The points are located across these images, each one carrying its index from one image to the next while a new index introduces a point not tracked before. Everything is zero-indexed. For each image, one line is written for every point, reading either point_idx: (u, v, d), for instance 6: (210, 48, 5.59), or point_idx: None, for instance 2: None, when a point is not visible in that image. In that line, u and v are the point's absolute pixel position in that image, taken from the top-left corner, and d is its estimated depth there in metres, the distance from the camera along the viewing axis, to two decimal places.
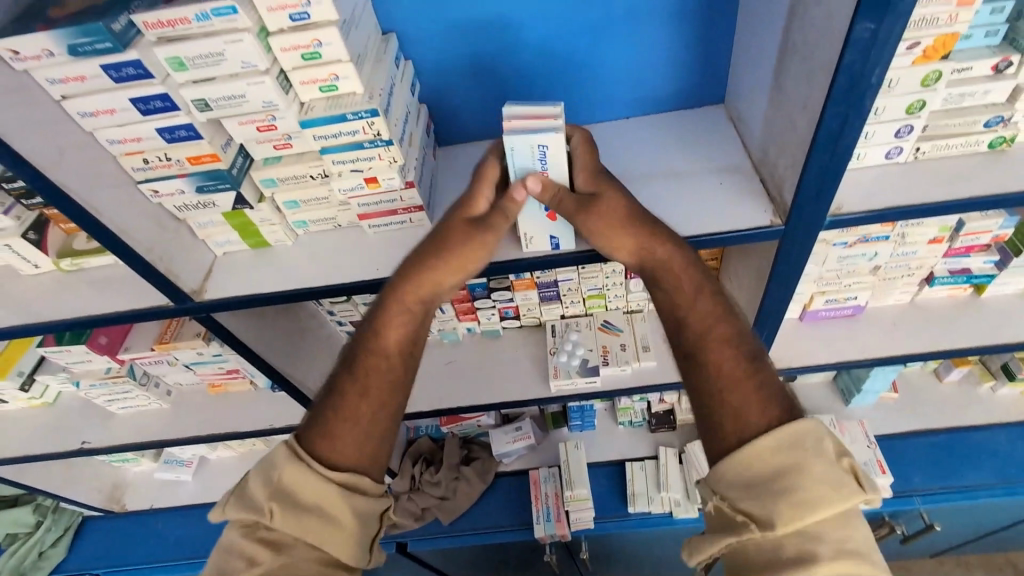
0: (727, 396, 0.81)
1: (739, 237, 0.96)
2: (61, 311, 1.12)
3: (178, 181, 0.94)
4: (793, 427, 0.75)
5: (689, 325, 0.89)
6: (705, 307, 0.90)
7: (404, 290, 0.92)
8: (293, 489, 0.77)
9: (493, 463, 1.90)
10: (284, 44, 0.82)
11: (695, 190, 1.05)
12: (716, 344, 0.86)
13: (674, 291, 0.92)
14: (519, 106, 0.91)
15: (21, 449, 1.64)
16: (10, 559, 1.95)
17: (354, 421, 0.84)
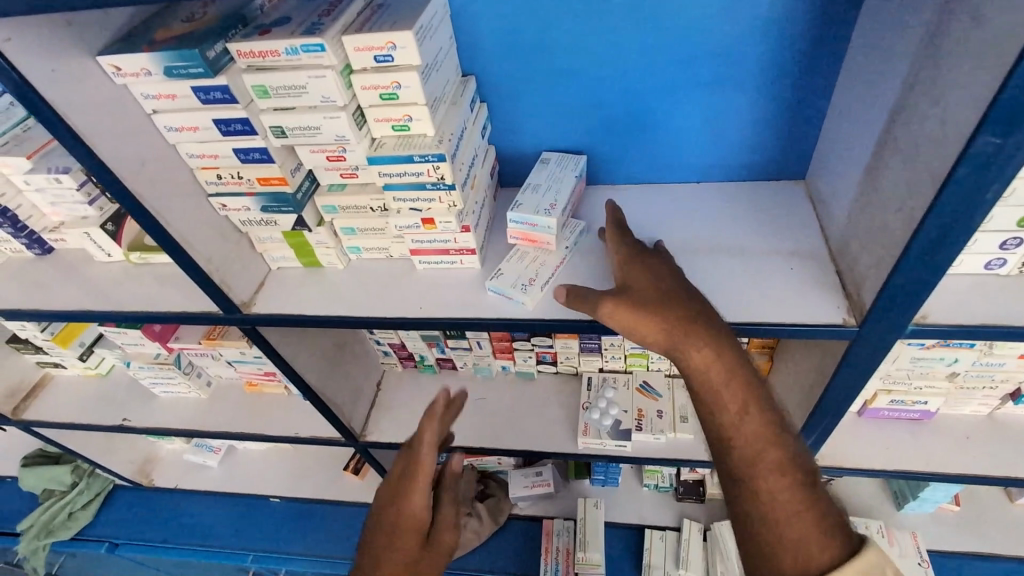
0: (777, 521, 0.80)
1: (804, 333, 0.89)
2: (123, 302, 1.17)
3: (245, 199, 0.96)
4: (849, 566, 0.74)
5: (734, 442, 0.87)
6: (752, 426, 0.87)
7: (393, 516, 1.07)
8: None
9: (508, 504, 1.86)
10: (364, 83, 0.83)
11: (762, 272, 0.98)
12: (768, 470, 0.84)
13: (718, 401, 0.88)
14: (517, 225, 1.04)
15: (71, 415, 1.73)
16: (43, 514, 2.06)
17: None
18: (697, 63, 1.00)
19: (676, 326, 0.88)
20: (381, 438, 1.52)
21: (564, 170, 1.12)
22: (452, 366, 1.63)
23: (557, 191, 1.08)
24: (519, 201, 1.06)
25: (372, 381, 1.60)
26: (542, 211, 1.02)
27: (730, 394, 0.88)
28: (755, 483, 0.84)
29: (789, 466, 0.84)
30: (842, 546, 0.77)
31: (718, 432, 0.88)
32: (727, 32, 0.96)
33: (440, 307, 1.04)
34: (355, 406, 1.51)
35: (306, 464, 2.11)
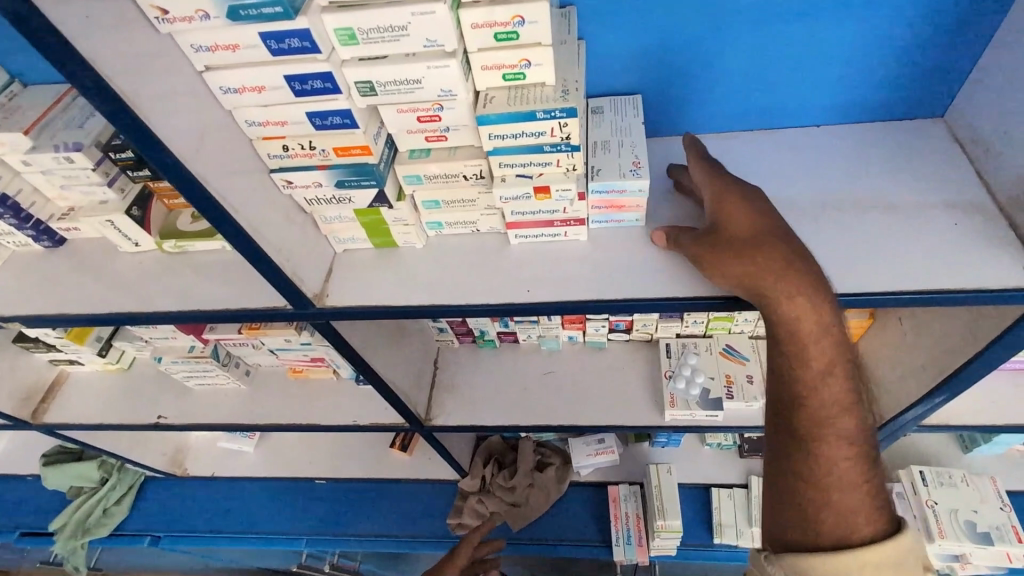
0: (832, 485, 0.75)
1: (979, 299, 0.78)
2: (163, 300, 1.01)
3: (317, 173, 0.79)
4: (892, 545, 0.71)
5: (810, 400, 0.78)
6: (835, 390, 0.77)
7: None
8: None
9: (569, 472, 1.81)
10: (477, 20, 0.65)
11: (920, 230, 0.85)
12: (837, 436, 0.77)
13: (802, 354, 0.78)
14: (601, 195, 0.88)
15: (98, 414, 1.59)
16: (77, 513, 1.97)
17: None
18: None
19: (766, 279, 0.77)
20: (447, 420, 1.42)
21: (625, 118, 0.96)
22: (512, 340, 1.51)
23: (631, 144, 0.92)
24: (593, 164, 0.88)
25: (429, 360, 1.49)
26: (629, 175, 0.86)
27: (815, 345, 0.77)
28: (817, 443, 0.77)
29: (859, 437, 0.77)
30: (887, 525, 0.74)
31: (792, 385, 0.79)
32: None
33: (550, 288, 0.90)
34: (417, 389, 1.40)
35: (348, 444, 2.01)
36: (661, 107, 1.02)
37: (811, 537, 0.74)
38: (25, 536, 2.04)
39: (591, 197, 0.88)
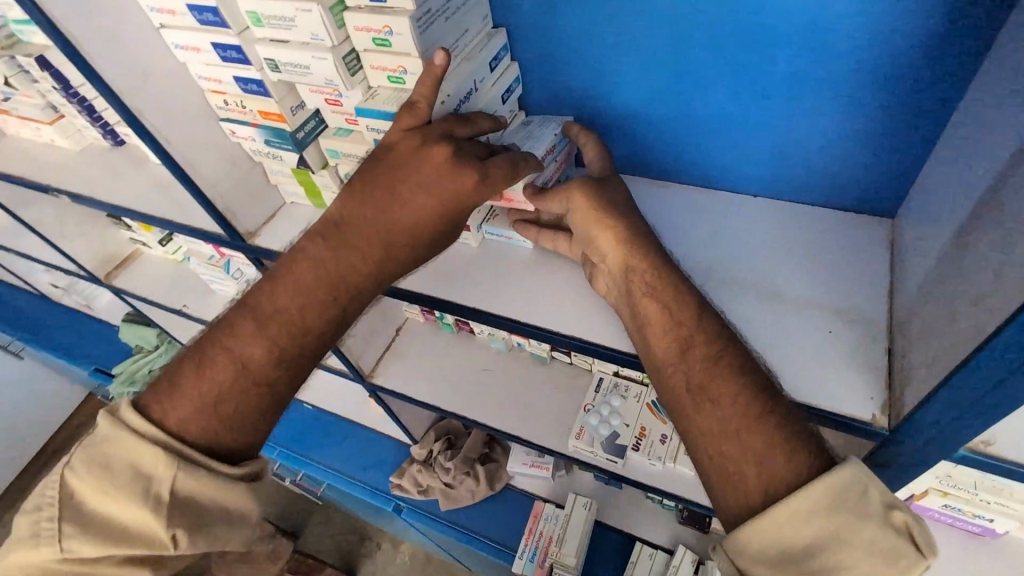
0: (724, 435, 0.64)
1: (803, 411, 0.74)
2: (161, 209, 1.24)
3: (250, 129, 0.94)
4: (820, 477, 0.59)
5: (674, 356, 0.72)
6: (693, 332, 0.72)
7: (368, 195, 0.75)
8: (359, 226, 0.75)
9: (503, 473, 1.87)
10: (357, 24, 0.74)
11: (789, 327, 0.81)
12: (712, 378, 0.68)
13: (650, 331, 0.75)
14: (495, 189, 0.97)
15: (148, 290, 1.95)
16: (130, 366, 2.41)
17: (374, 217, 0.75)
18: (772, 52, 0.79)
19: (616, 250, 0.82)
20: (386, 381, 1.56)
21: (541, 129, 0.96)
22: (468, 330, 1.59)
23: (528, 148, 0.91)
24: None
25: (391, 326, 1.62)
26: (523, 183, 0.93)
27: (661, 299, 0.76)
28: (694, 397, 0.68)
29: (739, 368, 0.68)
30: (809, 458, 0.61)
31: (653, 349, 0.74)
32: (815, 15, 0.73)
33: (434, 283, 1.01)
34: (367, 347, 1.54)
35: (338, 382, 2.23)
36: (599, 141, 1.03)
37: (740, 508, 0.62)
38: (97, 371, 2.54)
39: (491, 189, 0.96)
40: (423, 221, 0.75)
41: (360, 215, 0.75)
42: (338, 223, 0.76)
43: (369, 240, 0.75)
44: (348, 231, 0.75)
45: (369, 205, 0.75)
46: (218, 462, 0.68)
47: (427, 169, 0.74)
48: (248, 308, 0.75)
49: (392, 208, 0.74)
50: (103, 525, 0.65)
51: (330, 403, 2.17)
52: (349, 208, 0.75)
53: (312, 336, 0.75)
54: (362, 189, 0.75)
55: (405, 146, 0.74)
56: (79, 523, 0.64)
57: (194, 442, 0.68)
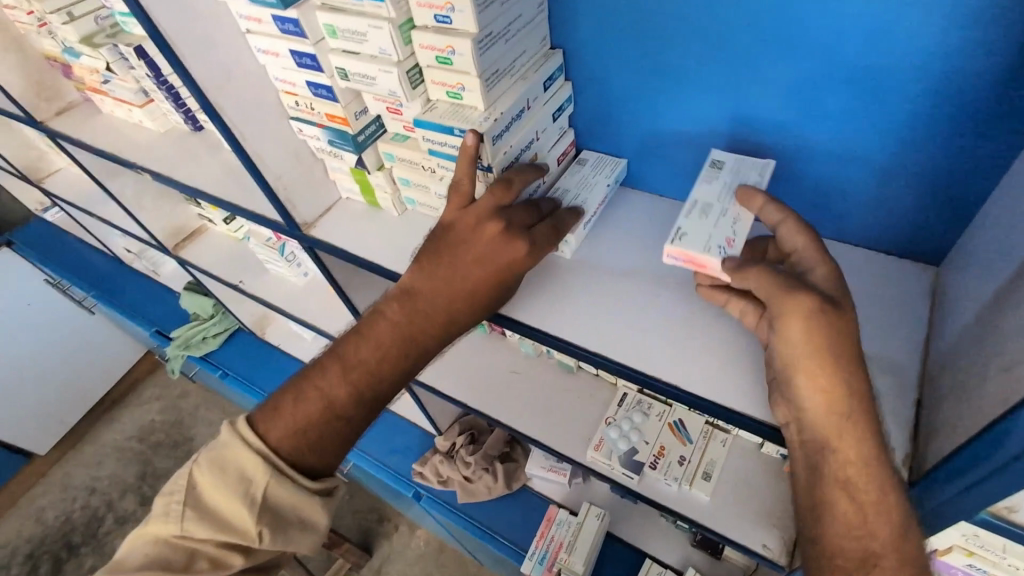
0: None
1: None
2: (228, 194, 1.34)
3: (316, 129, 1.01)
4: None
5: (836, 489, 0.65)
6: (866, 473, 0.64)
7: (444, 257, 0.81)
8: (435, 285, 0.80)
9: (522, 474, 1.92)
10: (422, 42, 0.79)
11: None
12: (868, 521, 0.64)
13: (828, 465, 0.65)
14: (683, 250, 0.78)
15: (209, 263, 2.10)
16: (187, 331, 2.59)
17: (449, 278, 0.80)
18: (825, 98, 0.80)
19: None
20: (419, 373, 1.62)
21: (595, 176, 1.06)
22: (500, 333, 1.64)
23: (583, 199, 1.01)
24: None
25: None
26: (716, 249, 0.77)
27: (850, 434, 0.64)
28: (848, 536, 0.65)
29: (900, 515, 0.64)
30: None
31: (817, 479, 0.67)
32: (871, 66, 0.74)
33: None
34: None
35: None
36: (647, 163, 1.06)
37: None
38: (157, 333, 2.72)
39: (677, 252, 0.79)
40: (489, 280, 0.80)
41: (438, 274, 0.80)
42: (417, 280, 0.81)
43: (444, 297, 0.80)
44: (425, 288, 0.80)
45: (446, 267, 0.80)
46: (302, 478, 0.76)
47: (489, 236, 0.79)
48: (334, 351, 0.81)
49: (466, 269, 0.79)
50: (210, 518, 0.74)
51: None
52: (426, 269, 0.81)
53: (387, 379, 0.80)
54: (442, 252, 0.81)
55: (468, 219, 0.81)
56: (196, 512, 0.74)
57: (285, 456, 0.76)
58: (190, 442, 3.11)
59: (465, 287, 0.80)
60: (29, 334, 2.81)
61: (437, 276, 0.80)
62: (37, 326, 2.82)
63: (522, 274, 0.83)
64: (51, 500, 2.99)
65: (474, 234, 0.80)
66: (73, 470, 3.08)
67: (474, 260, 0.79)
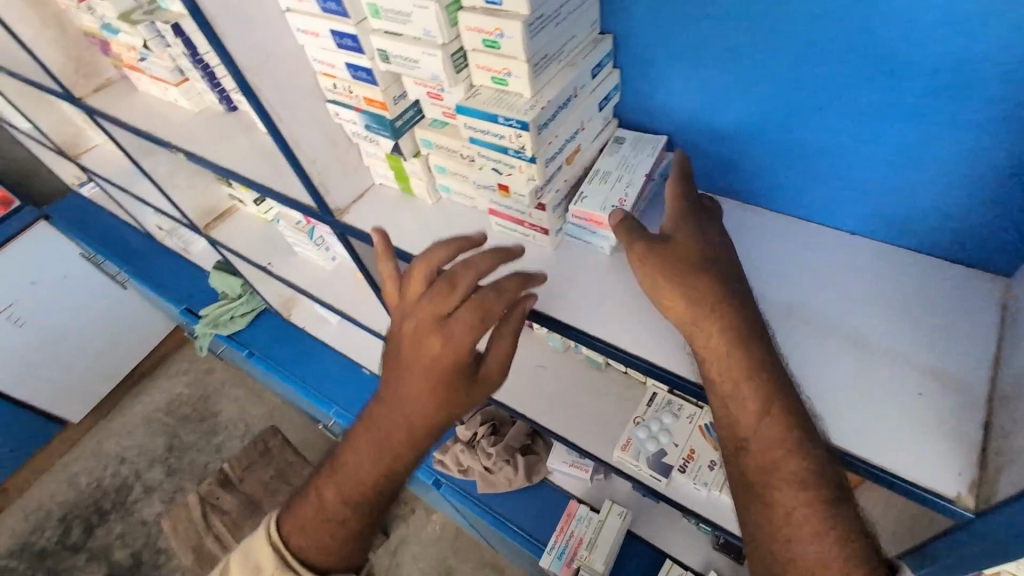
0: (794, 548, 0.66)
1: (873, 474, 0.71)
2: (261, 176, 1.33)
3: (354, 113, 0.99)
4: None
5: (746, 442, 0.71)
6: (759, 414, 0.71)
7: (394, 362, 0.86)
8: (394, 388, 0.86)
9: (543, 467, 1.90)
10: (469, 24, 0.76)
11: (809, 353, 0.81)
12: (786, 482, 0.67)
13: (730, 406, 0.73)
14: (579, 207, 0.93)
15: (238, 244, 2.11)
16: (216, 310, 2.62)
17: (401, 381, 0.85)
18: (833, 89, 0.78)
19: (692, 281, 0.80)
20: None
21: (637, 156, 0.98)
22: (527, 325, 1.61)
23: (628, 181, 0.95)
24: (582, 192, 0.95)
25: None
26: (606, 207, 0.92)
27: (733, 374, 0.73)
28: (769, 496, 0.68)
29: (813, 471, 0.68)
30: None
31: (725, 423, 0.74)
32: (879, 52, 0.72)
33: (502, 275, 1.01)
34: None
35: None
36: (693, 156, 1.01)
37: None
38: (186, 310, 2.76)
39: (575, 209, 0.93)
40: (430, 381, 0.83)
41: (393, 381, 0.86)
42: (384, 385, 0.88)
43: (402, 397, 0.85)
44: (388, 392, 0.87)
45: (397, 374, 0.85)
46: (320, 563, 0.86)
47: (421, 340, 0.83)
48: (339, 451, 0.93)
49: (410, 374, 0.84)
50: None
51: None
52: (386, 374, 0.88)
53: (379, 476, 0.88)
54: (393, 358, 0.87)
55: (408, 324, 0.83)
56: None
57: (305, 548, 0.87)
58: (215, 419, 3.17)
59: (416, 390, 0.83)
60: (64, 308, 2.88)
61: (393, 381, 0.86)
62: (72, 301, 2.90)
63: (467, 365, 0.84)
64: (83, 468, 3.09)
65: (412, 340, 0.84)
66: (104, 439, 3.18)
67: (416, 364, 0.83)
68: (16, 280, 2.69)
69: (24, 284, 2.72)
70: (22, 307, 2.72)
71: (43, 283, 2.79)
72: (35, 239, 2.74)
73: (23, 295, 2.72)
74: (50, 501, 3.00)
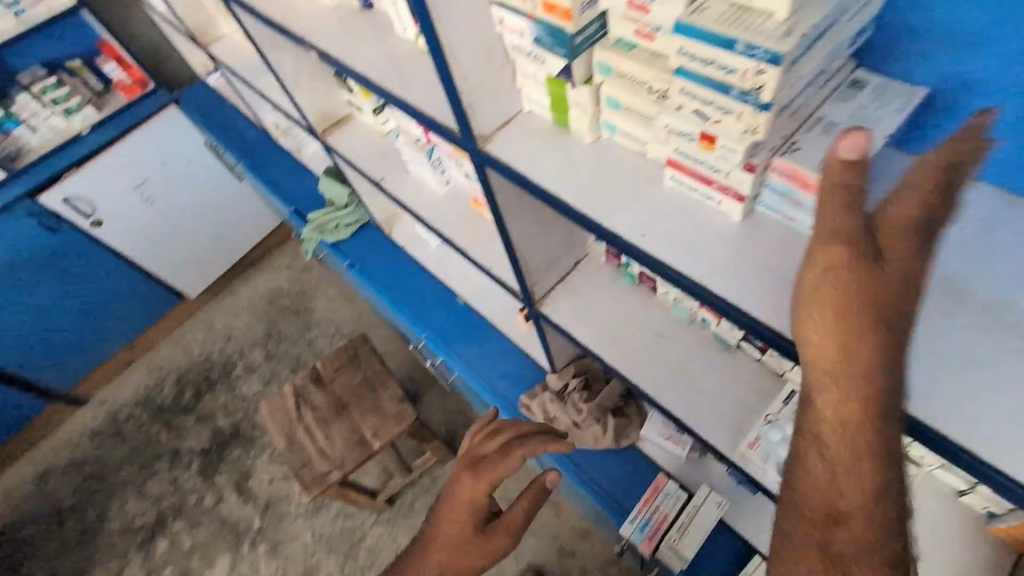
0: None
1: None
2: (393, 85, 1.21)
3: (524, 22, 0.82)
4: None
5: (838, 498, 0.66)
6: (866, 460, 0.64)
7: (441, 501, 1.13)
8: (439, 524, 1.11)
9: (633, 433, 1.81)
10: None
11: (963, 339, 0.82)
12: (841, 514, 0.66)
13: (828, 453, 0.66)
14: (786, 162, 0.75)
15: (353, 154, 2.05)
16: (322, 216, 2.65)
17: (452, 522, 1.09)
18: None
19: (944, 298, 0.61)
20: (555, 314, 1.49)
21: (879, 108, 0.78)
22: (649, 287, 1.45)
23: (858, 137, 0.77)
24: (795, 141, 0.77)
25: (573, 258, 1.52)
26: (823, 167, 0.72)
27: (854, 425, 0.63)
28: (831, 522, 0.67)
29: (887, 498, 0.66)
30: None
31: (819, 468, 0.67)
32: None
33: (668, 240, 0.84)
34: (547, 272, 1.47)
35: (488, 287, 2.23)
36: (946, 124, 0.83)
37: None
38: (295, 213, 2.82)
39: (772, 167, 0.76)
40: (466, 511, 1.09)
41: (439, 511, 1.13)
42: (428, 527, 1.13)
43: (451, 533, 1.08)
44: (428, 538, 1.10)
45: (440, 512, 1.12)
46: None
47: (464, 477, 1.11)
48: None
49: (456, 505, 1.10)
50: None
51: (481, 304, 2.22)
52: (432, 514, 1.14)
53: None
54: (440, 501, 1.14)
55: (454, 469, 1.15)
56: None
57: None
58: (310, 314, 3.36)
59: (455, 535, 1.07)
60: (187, 191, 3.07)
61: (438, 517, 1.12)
62: (194, 186, 3.07)
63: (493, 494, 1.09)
64: (195, 338, 3.40)
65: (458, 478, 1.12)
66: (212, 316, 3.46)
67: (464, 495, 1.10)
68: (148, 158, 2.87)
69: (155, 164, 2.90)
70: (153, 185, 2.93)
71: (171, 165, 2.95)
72: (166, 121, 2.86)
73: (154, 173, 2.91)
74: (163, 363, 3.33)
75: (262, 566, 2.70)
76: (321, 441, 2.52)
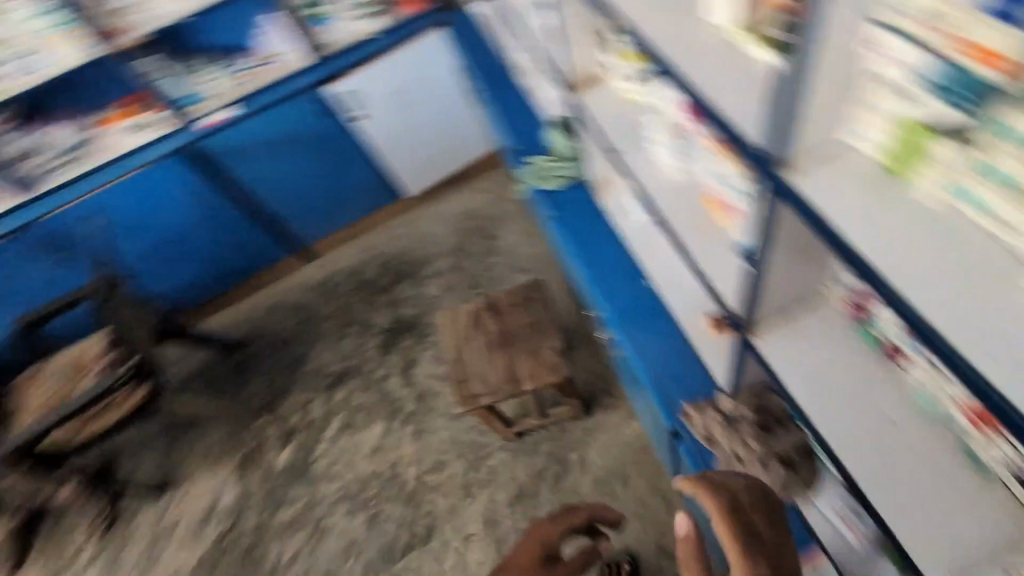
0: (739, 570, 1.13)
1: None
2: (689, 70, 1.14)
3: (922, 62, 0.84)
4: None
5: None
6: None
7: None
8: None
9: (799, 490, 1.62)
10: None
11: None
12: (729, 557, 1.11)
13: None
14: None
15: (598, 116, 2.02)
16: (543, 163, 2.71)
17: None
18: None
19: None
20: (763, 348, 1.33)
21: None
22: (893, 357, 1.25)
23: None
24: None
25: (809, 288, 1.33)
26: None
27: None
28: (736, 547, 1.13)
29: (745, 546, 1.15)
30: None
31: None
32: None
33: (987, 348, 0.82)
34: (771, 302, 1.33)
35: (680, 284, 2.10)
36: None
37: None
38: (514, 152, 2.89)
39: None
40: None
41: None
42: None
43: None
44: None
45: None
46: None
47: None
48: None
49: None
50: None
51: (672, 297, 2.11)
52: None
53: None
54: None
55: None
56: None
57: None
58: (495, 241, 3.60)
59: None
60: (430, 105, 3.44)
61: None
62: (437, 102, 3.41)
63: None
64: (399, 233, 3.83)
65: None
66: (417, 219, 3.84)
67: None
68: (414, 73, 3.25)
69: (414, 75, 3.24)
70: (407, 94, 3.30)
71: (425, 79, 3.30)
72: (432, 39, 3.17)
73: (410, 83, 3.28)
74: (374, 246, 3.81)
75: (404, 443, 3.08)
76: (483, 364, 2.74)
